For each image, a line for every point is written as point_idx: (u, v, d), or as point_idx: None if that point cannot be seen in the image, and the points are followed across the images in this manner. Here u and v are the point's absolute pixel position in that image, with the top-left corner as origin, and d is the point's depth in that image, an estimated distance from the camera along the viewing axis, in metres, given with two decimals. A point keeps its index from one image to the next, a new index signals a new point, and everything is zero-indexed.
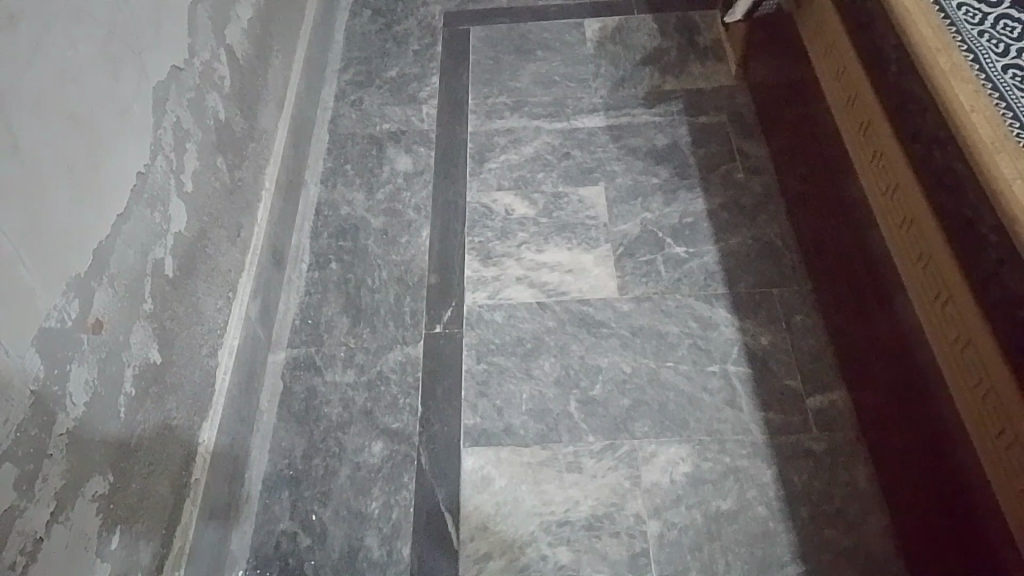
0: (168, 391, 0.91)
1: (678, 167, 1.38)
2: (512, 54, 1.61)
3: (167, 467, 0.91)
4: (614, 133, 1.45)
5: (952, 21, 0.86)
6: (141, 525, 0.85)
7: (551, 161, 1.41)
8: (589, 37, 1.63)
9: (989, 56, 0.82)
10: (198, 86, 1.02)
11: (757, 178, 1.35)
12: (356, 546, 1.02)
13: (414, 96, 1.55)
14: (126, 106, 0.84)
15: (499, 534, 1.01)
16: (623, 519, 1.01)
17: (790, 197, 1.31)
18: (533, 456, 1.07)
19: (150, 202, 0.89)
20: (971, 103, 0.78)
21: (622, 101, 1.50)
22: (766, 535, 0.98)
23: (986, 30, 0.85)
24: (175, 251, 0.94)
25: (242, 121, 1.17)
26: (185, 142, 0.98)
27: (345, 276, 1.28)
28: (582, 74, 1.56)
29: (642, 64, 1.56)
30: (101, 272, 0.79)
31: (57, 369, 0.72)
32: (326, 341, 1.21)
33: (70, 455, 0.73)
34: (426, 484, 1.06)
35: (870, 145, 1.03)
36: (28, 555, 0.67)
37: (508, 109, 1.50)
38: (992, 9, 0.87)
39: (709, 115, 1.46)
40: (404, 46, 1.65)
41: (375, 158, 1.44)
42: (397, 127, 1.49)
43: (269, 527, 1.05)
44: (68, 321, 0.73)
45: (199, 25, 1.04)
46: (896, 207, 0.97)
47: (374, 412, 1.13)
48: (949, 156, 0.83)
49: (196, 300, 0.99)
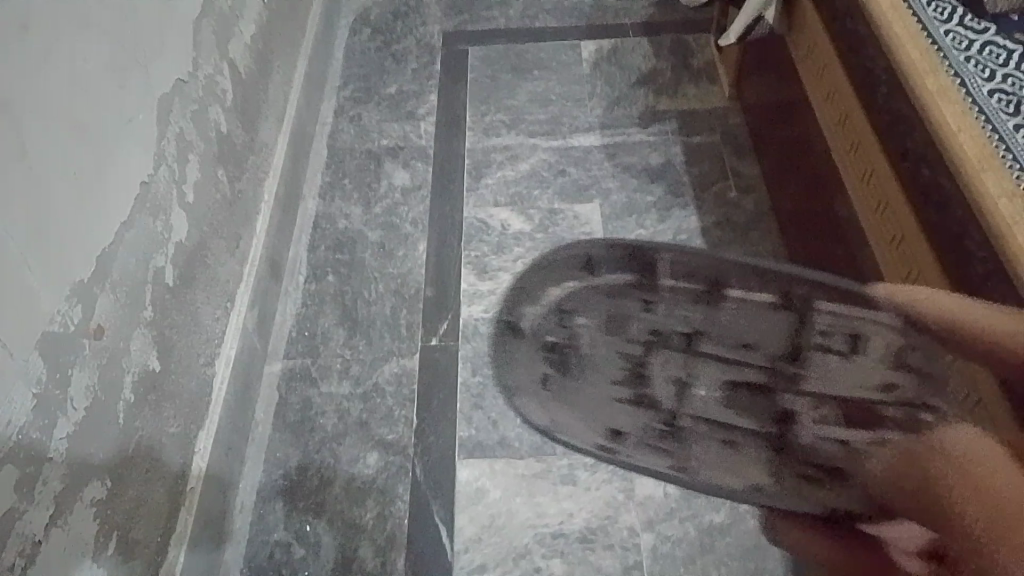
0: (165, 399, 0.92)
1: (672, 185, 1.41)
2: (510, 73, 1.63)
3: (163, 474, 0.91)
4: (609, 151, 1.47)
5: (941, 46, 0.88)
6: (137, 531, 0.86)
7: (547, 177, 1.43)
8: (585, 58, 1.66)
9: (976, 80, 0.85)
10: (201, 98, 1.04)
11: (749, 197, 1.37)
12: (350, 557, 1.02)
13: (412, 113, 1.57)
14: (132, 116, 0.86)
15: (494, 545, 1.02)
16: (617, 531, 1.02)
17: (782, 216, 1.33)
18: (527, 468, 1.08)
19: (153, 210, 0.90)
20: (959, 123, 0.80)
21: (618, 120, 1.53)
22: (758, 548, 0.99)
23: (972, 57, 0.87)
24: (175, 260, 0.95)
25: (243, 134, 1.18)
26: (187, 153, 0.99)
27: (342, 289, 1.29)
28: (579, 94, 1.58)
29: (637, 84, 1.59)
30: (104, 279, 0.80)
31: (60, 373, 0.72)
32: (322, 353, 1.22)
33: (70, 459, 0.74)
34: (420, 496, 1.07)
35: (862, 164, 1.05)
36: (26, 557, 0.67)
37: (505, 127, 1.52)
38: (978, 36, 0.90)
39: (702, 135, 1.48)
40: (403, 64, 1.67)
41: (373, 172, 1.46)
42: (396, 143, 1.51)
43: (263, 537, 1.05)
44: (71, 326, 0.74)
45: (204, 39, 1.05)
46: (888, 225, 0.99)
47: (370, 424, 1.14)
48: (936, 174, 0.85)
49: (195, 310, 1.00)
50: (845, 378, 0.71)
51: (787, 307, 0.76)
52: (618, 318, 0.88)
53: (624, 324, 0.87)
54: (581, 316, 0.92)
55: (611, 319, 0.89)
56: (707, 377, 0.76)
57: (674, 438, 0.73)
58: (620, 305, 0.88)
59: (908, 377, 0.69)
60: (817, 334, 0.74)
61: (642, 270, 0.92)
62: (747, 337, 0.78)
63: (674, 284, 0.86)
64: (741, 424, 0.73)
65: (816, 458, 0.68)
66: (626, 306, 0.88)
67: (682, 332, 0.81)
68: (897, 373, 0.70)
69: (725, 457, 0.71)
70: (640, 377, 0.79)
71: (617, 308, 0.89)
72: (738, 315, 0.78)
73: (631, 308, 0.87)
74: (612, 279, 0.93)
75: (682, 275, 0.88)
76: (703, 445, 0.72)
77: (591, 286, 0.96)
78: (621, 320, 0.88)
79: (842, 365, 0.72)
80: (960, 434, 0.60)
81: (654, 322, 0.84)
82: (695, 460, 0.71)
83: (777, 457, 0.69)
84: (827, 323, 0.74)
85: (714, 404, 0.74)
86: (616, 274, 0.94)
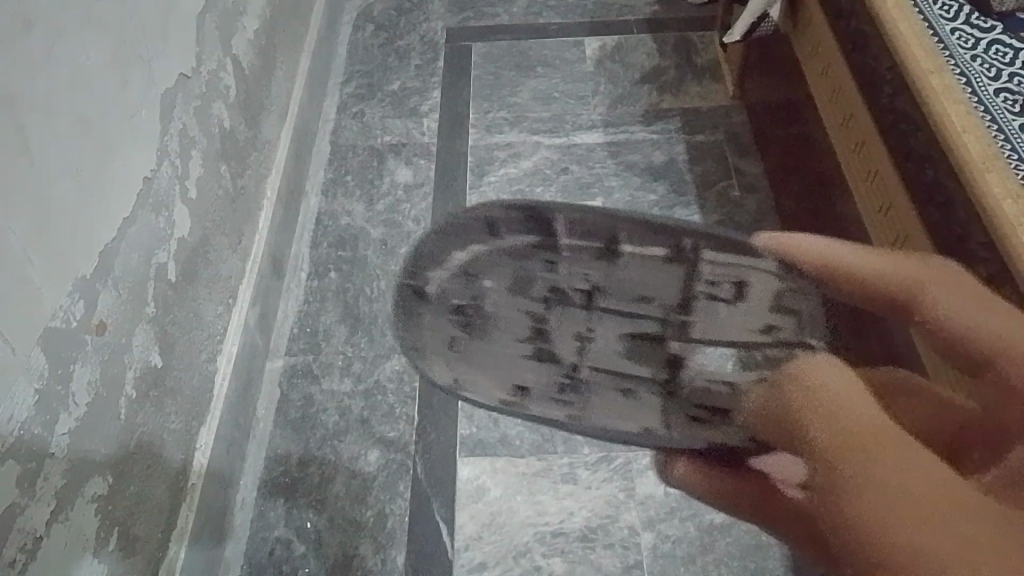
0: (167, 395, 0.92)
1: (675, 183, 1.40)
2: (513, 70, 1.63)
3: (164, 470, 0.91)
4: (612, 149, 1.47)
5: (946, 44, 0.88)
6: (138, 527, 0.86)
7: (549, 175, 1.43)
8: (588, 55, 1.65)
9: (981, 79, 0.85)
10: (204, 94, 1.04)
11: (752, 197, 1.37)
12: (350, 554, 1.02)
13: (415, 110, 1.56)
14: (135, 111, 0.85)
15: (494, 543, 1.02)
16: (618, 530, 1.02)
17: (784, 216, 1.33)
18: (528, 467, 1.08)
19: (155, 206, 0.90)
20: (963, 122, 0.80)
21: (621, 118, 1.53)
22: (759, 549, 0.99)
23: (978, 55, 0.87)
24: (177, 256, 0.95)
25: (246, 130, 1.18)
26: (190, 149, 0.99)
27: (343, 286, 1.29)
28: (582, 91, 1.58)
29: (641, 82, 1.58)
30: (106, 274, 0.80)
31: (62, 368, 0.72)
32: (324, 350, 1.22)
33: (71, 455, 0.74)
34: (421, 494, 1.07)
35: (865, 164, 1.05)
36: (26, 553, 0.67)
37: (508, 125, 1.52)
38: (983, 35, 0.90)
39: (705, 134, 1.48)
40: (406, 60, 1.67)
41: (375, 169, 1.46)
42: (398, 140, 1.51)
43: (264, 534, 1.05)
44: (72, 322, 0.74)
45: (207, 34, 1.05)
46: (890, 224, 0.98)
47: (371, 421, 1.14)
48: (939, 175, 0.85)
49: (197, 306, 1.00)
50: (732, 328, 0.67)
51: (672, 254, 0.65)
52: (517, 282, 0.71)
53: (502, 290, 0.71)
54: (484, 271, 0.72)
55: (514, 275, 0.71)
56: (608, 335, 0.69)
57: (574, 390, 0.67)
58: (524, 254, 0.70)
59: (785, 317, 0.65)
60: (703, 284, 0.66)
61: (538, 225, 0.68)
62: (647, 290, 0.67)
63: (570, 239, 0.68)
64: (620, 374, 0.67)
65: (714, 406, 0.63)
66: (512, 267, 0.71)
67: (580, 288, 0.69)
68: (768, 315, 0.65)
69: (619, 405, 0.65)
70: (540, 335, 0.70)
71: (510, 273, 0.71)
72: (641, 269, 0.66)
73: (534, 270, 0.70)
74: (513, 240, 0.70)
75: (575, 235, 0.67)
76: (603, 394, 0.66)
77: (473, 224, 0.71)
78: (495, 265, 0.71)
79: (732, 314, 0.67)
80: (834, 374, 0.51)
81: (523, 269, 0.70)
82: (590, 406, 0.65)
83: (674, 400, 0.65)
84: (710, 273, 0.65)
85: (603, 346, 0.68)
86: (512, 230, 0.70)
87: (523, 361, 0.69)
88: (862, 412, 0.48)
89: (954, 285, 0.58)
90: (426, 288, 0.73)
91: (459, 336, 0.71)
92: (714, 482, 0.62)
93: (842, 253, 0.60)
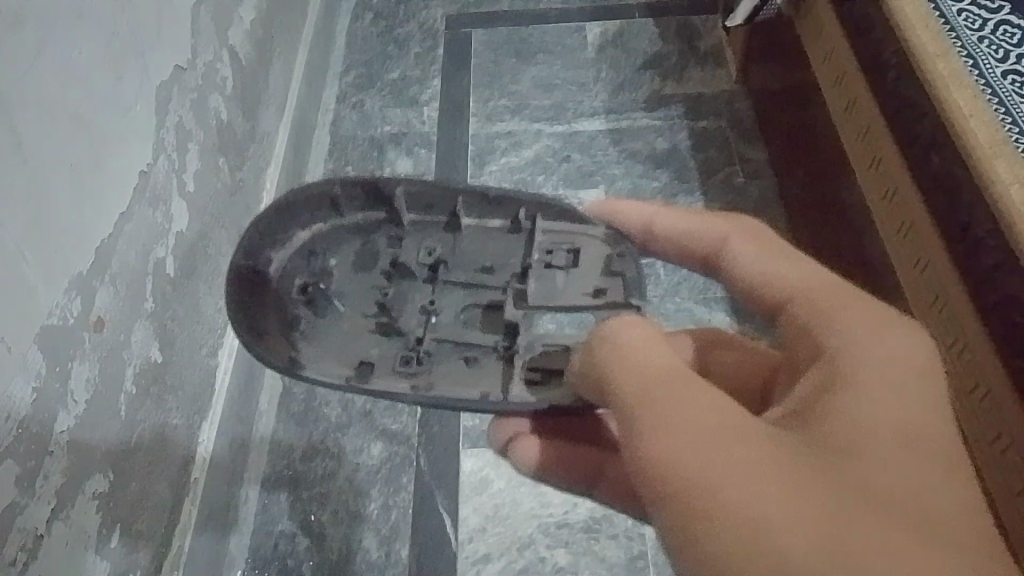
0: (168, 391, 0.92)
1: (677, 171, 1.39)
2: (514, 58, 1.61)
3: (167, 466, 0.91)
4: (614, 136, 1.46)
5: (953, 26, 0.86)
6: (140, 523, 0.86)
7: (551, 164, 1.42)
8: (589, 42, 1.63)
9: (988, 61, 0.83)
10: (200, 86, 1.03)
11: (756, 184, 1.36)
12: (354, 547, 1.02)
13: (415, 99, 1.55)
14: (129, 106, 0.85)
15: (498, 535, 1.02)
16: (622, 521, 1.02)
17: (788, 204, 1.32)
18: None
19: (152, 201, 0.89)
20: (970, 107, 0.78)
21: (623, 105, 1.51)
22: None
23: (985, 36, 0.86)
24: (176, 251, 0.94)
25: (244, 122, 1.17)
26: (187, 143, 0.98)
27: None
28: (583, 78, 1.56)
29: (642, 68, 1.57)
30: (103, 271, 0.79)
31: (59, 367, 0.72)
32: None
33: (71, 452, 0.73)
34: (425, 486, 1.07)
35: (870, 150, 1.03)
36: (28, 552, 0.67)
37: (509, 113, 1.51)
38: (991, 15, 0.88)
39: (708, 120, 1.47)
40: (406, 49, 1.66)
41: (375, 160, 1.45)
42: (398, 129, 1.50)
43: (268, 527, 1.05)
44: (69, 320, 0.73)
45: (202, 26, 1.04)
46: (897, 210, 0.97)
47: (374, 413, 1.13)
48: None
49: (197, 301, 0.99)
50: (567, 294, 0.72)
51: (512, 226, 0.75)
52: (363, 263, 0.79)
53: (359, 279, 0.78)
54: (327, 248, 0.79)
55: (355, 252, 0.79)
56: (449, 309, 0.75)
57: (418, 363, 0.71)
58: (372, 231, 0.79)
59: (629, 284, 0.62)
60: (539, 253, 0.73)
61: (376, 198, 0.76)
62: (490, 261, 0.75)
63: (412, 215, 0.77)
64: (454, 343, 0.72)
65: (534, 366, 0.68)
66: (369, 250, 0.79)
67: (425, 263, 0.76)
68: (602, 276, 0.71)
69: (456, 373, 0.70)
70: (383, 312, 0.75)
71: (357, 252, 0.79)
72: (474, 240, 0.75)
73: (377, 248, 0.79)
74: (358, 218, 0.79)
75: (419, 212, 0.76)
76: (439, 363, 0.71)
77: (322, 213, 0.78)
78: (340, 245, 0.79)
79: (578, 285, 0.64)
80: (642, 346, 0.48)
81: (371, 246, 0.79)
82: (434, 377, 0.70)
83: (516, 366, 0.69)
84: (547, 243, 0.73)
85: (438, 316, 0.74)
86: (352, 207, 0.78)
87: (362, 335, 0.74)
88: (656, 371, 0.46)
89: (746, 232, 0.58)
90: (267, 269, 0.76)
91: (304, 317, 0.75)
92: (555, 453, 0.69)
93: (670, 222, 0.63)
